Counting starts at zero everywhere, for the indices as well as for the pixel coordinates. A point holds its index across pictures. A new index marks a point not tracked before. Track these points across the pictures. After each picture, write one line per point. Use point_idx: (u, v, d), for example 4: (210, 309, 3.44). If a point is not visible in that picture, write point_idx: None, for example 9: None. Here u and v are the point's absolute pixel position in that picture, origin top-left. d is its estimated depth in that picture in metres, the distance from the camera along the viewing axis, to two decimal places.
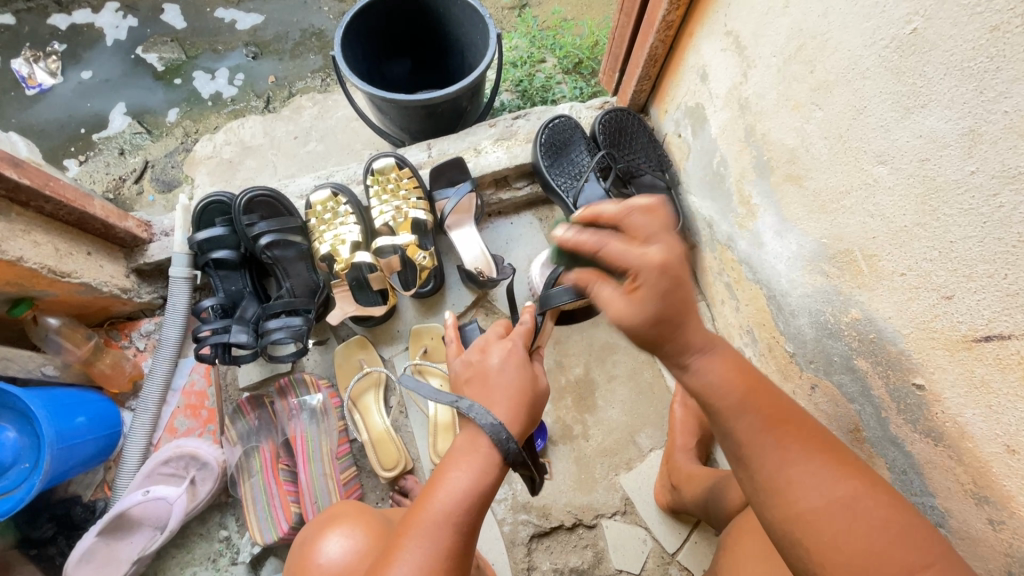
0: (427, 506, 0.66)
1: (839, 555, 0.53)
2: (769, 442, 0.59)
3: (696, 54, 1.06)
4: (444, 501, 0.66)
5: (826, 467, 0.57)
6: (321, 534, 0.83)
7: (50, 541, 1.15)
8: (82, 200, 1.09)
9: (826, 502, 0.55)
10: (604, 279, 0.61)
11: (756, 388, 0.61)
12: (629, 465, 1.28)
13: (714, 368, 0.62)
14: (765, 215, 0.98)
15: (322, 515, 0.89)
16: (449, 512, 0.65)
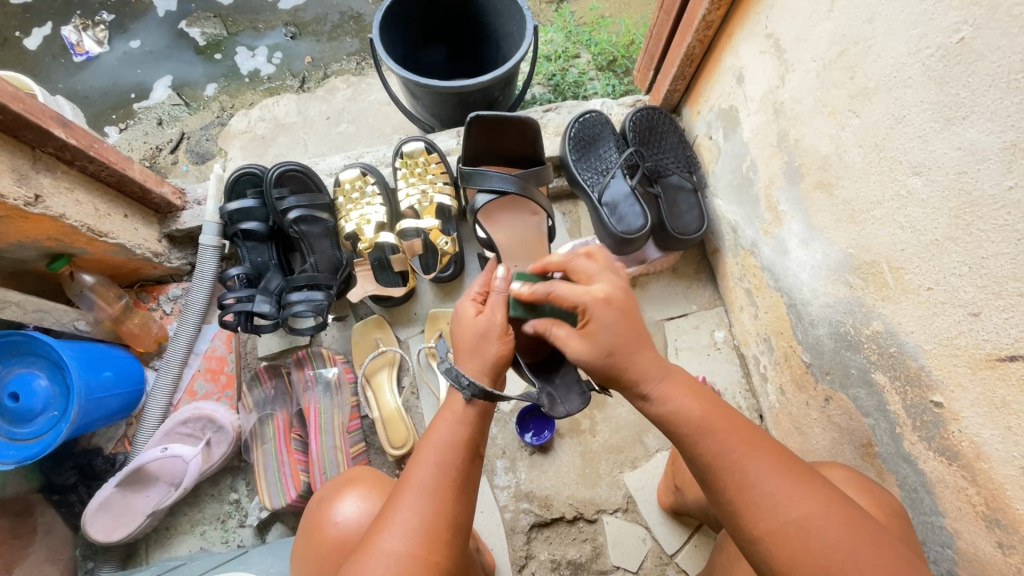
0: (414, 462, 0.70)
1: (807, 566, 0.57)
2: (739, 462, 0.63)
3: (733, 57, 1.04)
4: (430, 453, 0.70)
5: (782, 484, 0.60)
6: (337, 494, 0.85)
7: (71, 489, 1.20)
8: (122, 163, 1.13)
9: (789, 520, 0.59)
10: (559, 324, 0.74)
11: (713, 411, 0.67)
12: (634, 464, 1.28)
13: (674, 397, 0.68)
14: (791, 223, 0.98)
15: (339, 476, 0.91)
16: (439, 463, 0.69)
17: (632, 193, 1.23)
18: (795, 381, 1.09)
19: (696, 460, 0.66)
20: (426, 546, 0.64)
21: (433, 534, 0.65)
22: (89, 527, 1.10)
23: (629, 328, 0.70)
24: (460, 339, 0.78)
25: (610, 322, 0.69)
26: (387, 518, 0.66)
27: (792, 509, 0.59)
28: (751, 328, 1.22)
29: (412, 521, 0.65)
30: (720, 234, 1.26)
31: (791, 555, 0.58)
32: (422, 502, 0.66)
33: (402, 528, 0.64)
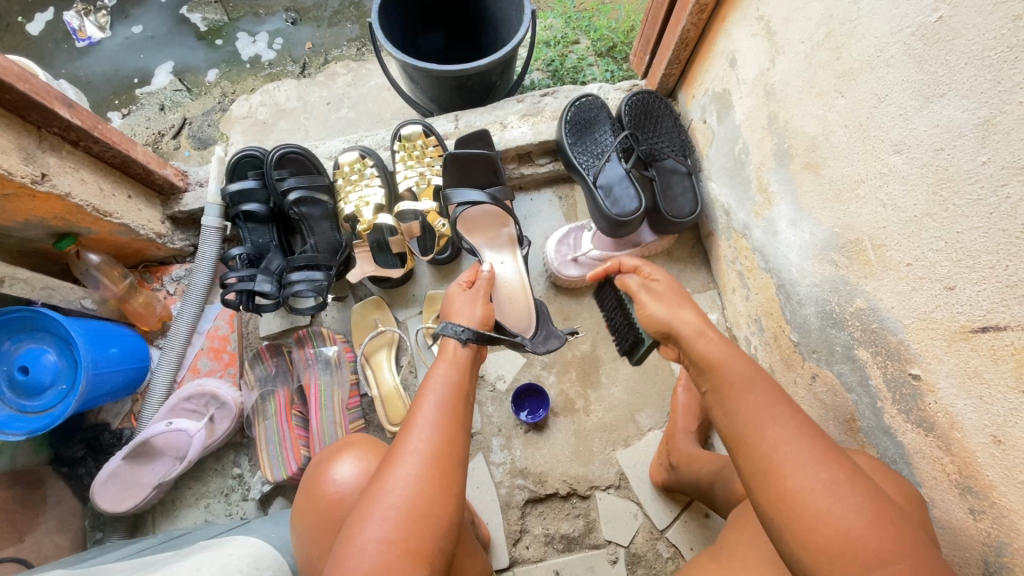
0: (419, 404, 0.78)
1: (820, 535, 0.58)
2: (774, 427, 0.66)
3: (726, 39, 1.05)
4: (437, 393, 0.79)
5: (813, 454, 0.62)
6: (335, 458, 0.88)
7: (80, 462, 1.23)
8: (126, 145, 1.15)
9: (812, 487, 0.60)
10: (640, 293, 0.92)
11: (760, 382, 0.72)
12: (627, 442, 1.31)
13: (727, 365, 0.76)
14: (781, 204, 1.00)
15: (338, 440, 0.93)
16: (438, 404, 0.77)
17: (627, 175, 1.24)
18: (784, 360, 1.12)
19: (740, 422, 0.69)
20: (435, 472, 0.71)
21: (444, 462, 0.72)
22: (97, 497, 1.14)
23: (682, 300, 0.89)
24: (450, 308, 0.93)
25: (676, 291, 0.91)
26: (401, 453, 0.72)
27: (814, 476, 0.60)
28: (743, 309, 1.25)
29: (425, 451, 0.72)
30: (713, 217, 1.27)
31: (800, 518, 0.59)
32: (431, 434, 0.74)
33: (416, 457, 0.71)
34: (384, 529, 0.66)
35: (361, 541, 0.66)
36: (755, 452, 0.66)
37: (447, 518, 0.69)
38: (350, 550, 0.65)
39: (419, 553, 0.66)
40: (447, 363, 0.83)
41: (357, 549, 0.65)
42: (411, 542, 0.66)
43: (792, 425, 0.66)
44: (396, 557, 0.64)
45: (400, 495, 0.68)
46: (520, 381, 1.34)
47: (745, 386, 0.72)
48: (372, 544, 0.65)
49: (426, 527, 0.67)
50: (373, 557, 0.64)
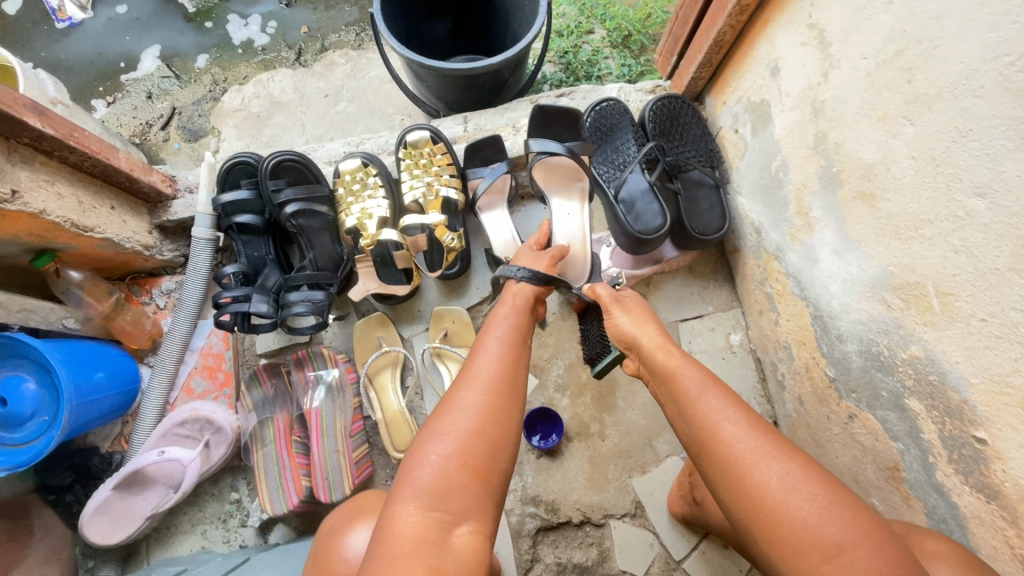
0: (488, 334, 0.80)
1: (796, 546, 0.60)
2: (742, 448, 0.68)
3: (769, 45, 0.94)
4: (505, 329, 0.81)
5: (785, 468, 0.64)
6: (349, 525, 0.82)
7: (67, 489, 1.17)
8: (107, 152, 1.05)
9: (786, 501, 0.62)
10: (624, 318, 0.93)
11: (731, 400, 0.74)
12: (643, 469, 1.25)
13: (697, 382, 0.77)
14: (823, 231, 0.91)
15: (348, 506, 0.89)
16: (506, 339, 0.79)
17: (650, 189, 1.15)
18: (816, 393, 1.05)
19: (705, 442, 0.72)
20: (504, 395, 0.72)
21: (513, 387, 0.74)
22: (87, 529, 1.08)
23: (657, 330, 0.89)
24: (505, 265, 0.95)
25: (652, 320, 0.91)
26: (470, 378, 0.73)
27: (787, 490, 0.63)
28: (771, 334, 1.18)
29: (496, 376, 0.73)
30: (742, 234, 1.19)
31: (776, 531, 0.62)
32: (499, 361, 0.75)
33: (487, 381, 0.73)
34: (455, 445, 0.67)
35: (429, 456, 0.66)
36: (727, 473, 0.67)
37: (511, 442, 0.70)
38: (420, 460, 0.66)
39: (482, 471, 0.67)
40: (513, 303, 0.87)
41: (426, 462, 0.66)
42: (478, 460, 0.67)
43: (764, 447, 0.67)
44: (463, 473, 0.65)
45: (470, 413, 0.69)
46: (532, 403, 1.28)
47: (714, 403, 0.73)
48: (442, 457, 0.66)
49: (493, 449, 0.68)
50: (441, 471, 0.65)
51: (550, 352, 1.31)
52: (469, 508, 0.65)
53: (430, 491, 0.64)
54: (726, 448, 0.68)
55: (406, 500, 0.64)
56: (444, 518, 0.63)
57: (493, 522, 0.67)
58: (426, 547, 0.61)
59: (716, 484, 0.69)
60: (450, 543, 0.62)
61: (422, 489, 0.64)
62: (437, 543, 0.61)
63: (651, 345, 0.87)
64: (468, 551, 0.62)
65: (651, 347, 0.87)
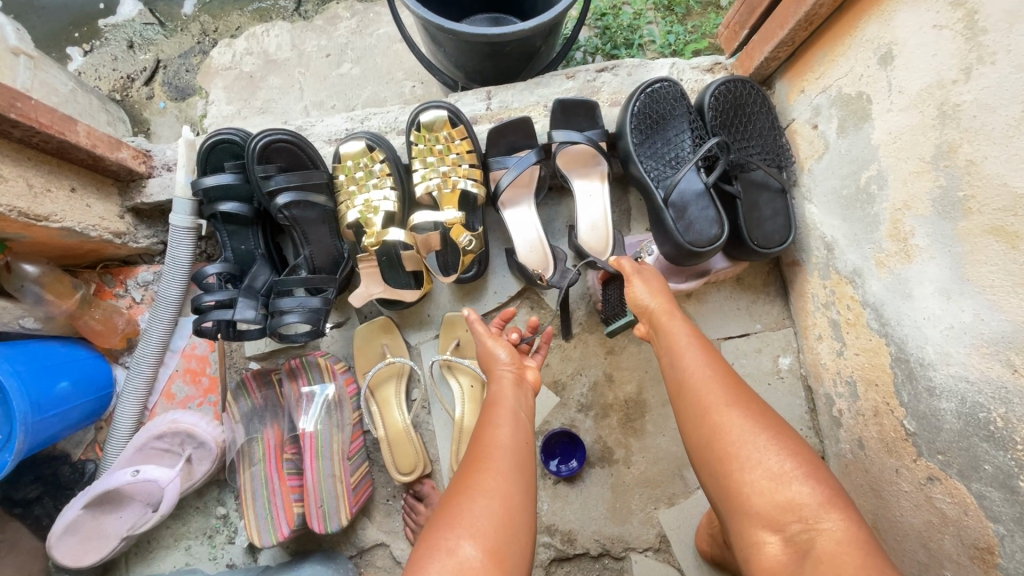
0: (496, 404, 0.73)
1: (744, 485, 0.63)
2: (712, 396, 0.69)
3: (883, 25, 0.76)
4: (509, 397, 0.74)
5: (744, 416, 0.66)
6: None
7: (36, 501, 1.06)
8: (61, 125, 0.88)
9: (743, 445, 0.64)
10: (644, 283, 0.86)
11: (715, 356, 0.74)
12: (671, 501, 1.13)
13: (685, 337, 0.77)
14: (928, 263, 0.75)
15: None
16: (512, 408, 0.73)
17: (706, 191, 0.98)
18: (884, 440, 0.91)
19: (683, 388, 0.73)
20: (517, 467, 0.65)
21: (524, 458, 0.67)
22: (55, 550, 0.98)
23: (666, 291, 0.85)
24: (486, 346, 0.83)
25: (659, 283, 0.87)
26: (483, 455, 0.66)
27: (744, 433, 0.64)
28: (830, 364, 1.03)
29: (507, 450, 0.66)
30: (806, 247, 1.02)
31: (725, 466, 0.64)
32: (509, 429, 0.69)
33: (501, 455, 0.65)
34: (475, 528, 0.58)
35: (445, 543, 0.57)
36: (692, 418, 0.70)
37: (527, 523, 0.62)
38: (436, 549, 0.57)
39: (500, 553, 0.58)
40: (517, 367, 0.80)
41: (442, 551, 0.57)
42: (496, 541, 0.58)
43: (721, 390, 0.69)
44: (483, 559, 0.56)
45: (489, 495, 0.61)
46: (551, 423, 1.15)
47: (694, 353, 0.74)
48: (462, 543, 0.57)
49: (508, 524, 0.60)
50: (461, 557, 0.56)
51: (574, 367, 1.17)
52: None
53: None
54: (697, 393, 0.70)
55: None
56: None
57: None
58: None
59: (682, 427, 0.72)
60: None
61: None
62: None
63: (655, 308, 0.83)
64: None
65: (659, 311, 0.83)
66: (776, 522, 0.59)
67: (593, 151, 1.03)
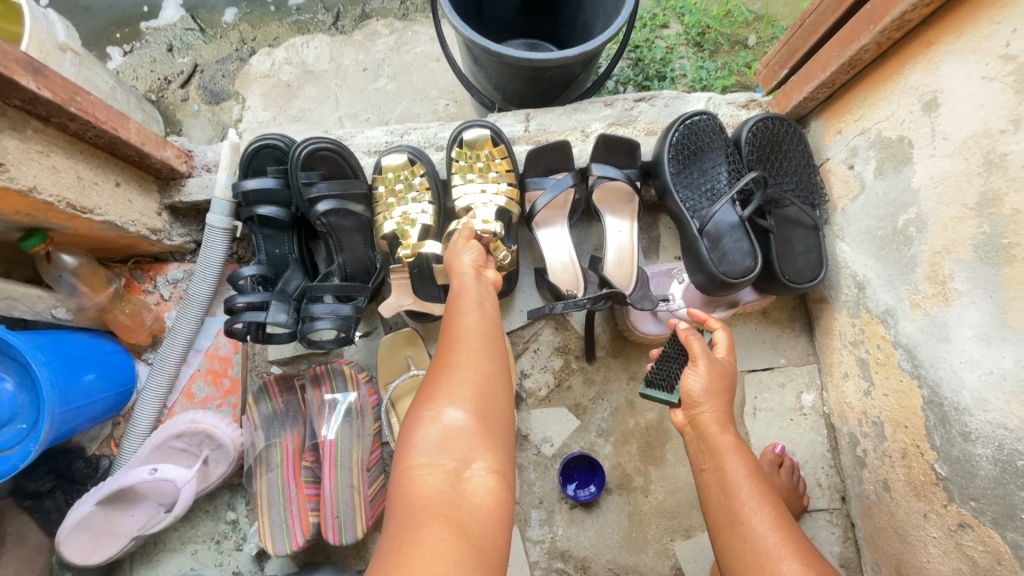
0: (459, 295, 0.74)
1: None
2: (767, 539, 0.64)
3: (928, 73, 0.77)
4: (472, 289, 0.75)
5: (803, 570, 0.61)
6: None
7: (46, 495, 1.04)
8: (115, 122, 0.90)
9: None
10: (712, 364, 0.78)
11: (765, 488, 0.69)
12: (688, 533, 1.11)
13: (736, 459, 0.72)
14: (969, 308, 0.75)
15: None
16: (478, 302, 0.73)
17: (740, 224, 0.99)
18: (912, 484, 0.90)
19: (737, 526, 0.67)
20: (492, 347, 0.68)
21: (493, 339, 0.69)
22: (64, 546, 0.96)
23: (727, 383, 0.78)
24: (453, 250, 0.84)
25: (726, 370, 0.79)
26: (454, 334, 0.68)
27: None
28: (856, 403, 1.02)
29: (479, 330, 0.69)
30: (836, 285, 1.03)
31: None
32: (479, 316, 0.71)
33: (476, 338, 0.68)
34: (456, 395, 0.62)
35: (428, 413, 0.61)
36: (747, 564, 0.64)
37: (505, 386, 0.66)
38: (421, 419, 0.61)
39: (484, 414, 0.62)
40: (477, 265, 0.81)
41: (427, 420, 0.61)
42: (479, 404, 0.62)
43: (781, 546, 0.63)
44: (467, 421, 0.61)
45: (466, 369, 0.64)
46: (570, 446, 1.14)
47: (751, 488, 0.69)
48: (445, 410, 0.61)
49: (490, 392, 0.64)
50: (445, 423, 0.60)
51: (596, 391, 1.16)
52: (479, 448, 0.60)
53: (434, 445, 0.59)
54: (754, 541, 0.65)
55: (413, 458, 0.59)
56: (452, 466, 0.58)
57: (507, 463, 0.62)
58: (447, 502, 0.56)
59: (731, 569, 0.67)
60: (467, 488, 0.57)
61: (426, 444, 0.59)
62: (452, 492, 0.56)
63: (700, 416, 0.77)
64: (491, 500, 0.58)
65: (707, 419, 0.76)
66: None
67: (628, 188, 1.07)
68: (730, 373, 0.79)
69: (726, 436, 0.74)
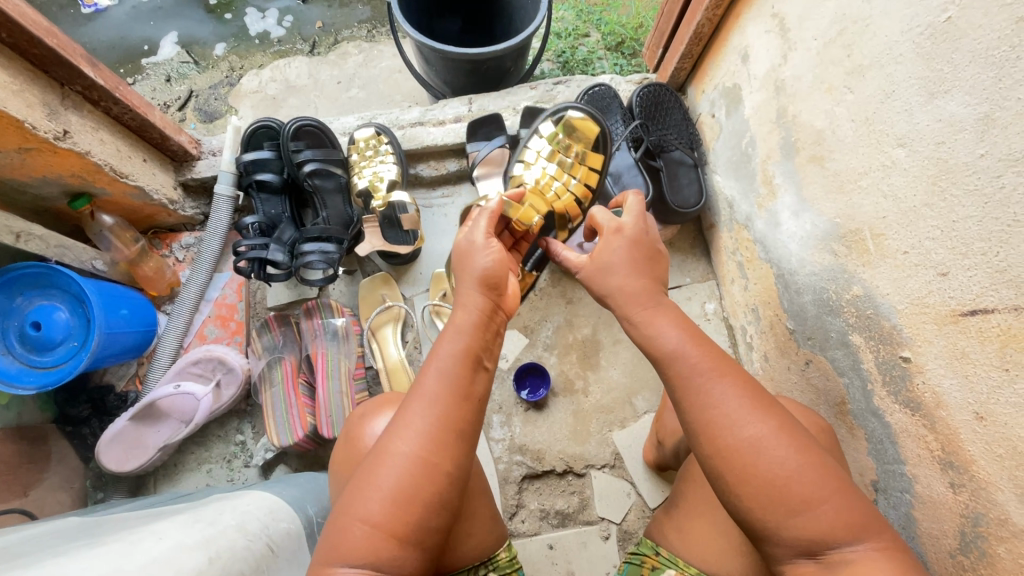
0: (427, 362, 0.71)
1: (760, 491, 0.63)
2: (720, 398, 0.68)
3: (739, 35, 1.10)
4: (454, 343, 0.72)
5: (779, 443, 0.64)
6: (370, 418, 0.84)
7: (85, 422, 1.25)
8: (145, 108, 1.16)
9: (781, 474, 0.63)
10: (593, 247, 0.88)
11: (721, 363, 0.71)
12: (623, 424, 1.35)
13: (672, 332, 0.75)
14: (785, 196, 1.03)
15: (371, 401, 0.89)
16: (451, 373, 0.69)
17: (634, 165, 1.30)
18: (778, 348, 1.15)
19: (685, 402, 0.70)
20: (448, 432, 0.67)
21: (447, 425, 0.67)
22: (102, 456, 1.16)
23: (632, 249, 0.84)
24: (469, 244, 0.81)
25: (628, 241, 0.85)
26: (399, 420, 0.67)
27: (754, 429, 0.65)
28: (741, 300, 1.29)
29: (431, 417, 0.67)
30: (716, 209, 1.32)
31: (742, 476, 0.64)
32: (436, 404, 0.67)
33: (421, 434, 0.66)
34: (375, 504, 0.63)
35: (356, 515, 0.63)
36: (709, 428, 0.67)
37: (454, 473, 0.66)
38: (346, 521, 0.63)
39: (407, 522, 0.63)
40: (495, 301, 0.78)
41: (355, 524, 0.62)
42: (404, 508, 0.63)
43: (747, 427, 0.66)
44: (389, 530, 0.62)
45: (395, 466, 0.64)
46: (522, 361, 1.39)
47: (717, 382, 0.69)
48: (369, 517, 0.62)
49: (421, 490, 0.64)
50: (369, 522, 0.62)
51: (541, 315, 1.42)
52: (402, 550, 0.62)
53: (359, 549, 0.61)
54: (713, 417, 0.67)
55: (340, 552, 0.62)
56: (378, 565, 0.61)
57: (432, 541, 0.65)
58: None
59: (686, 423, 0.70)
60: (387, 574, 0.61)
61: (351, 544, 0.62)
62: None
63: (626, 305, 0.81)
64: None
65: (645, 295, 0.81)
66: (808, 548, 0.62)
67: None
68: (624, 256, 0.83)
69: (655, 321, 0.77)
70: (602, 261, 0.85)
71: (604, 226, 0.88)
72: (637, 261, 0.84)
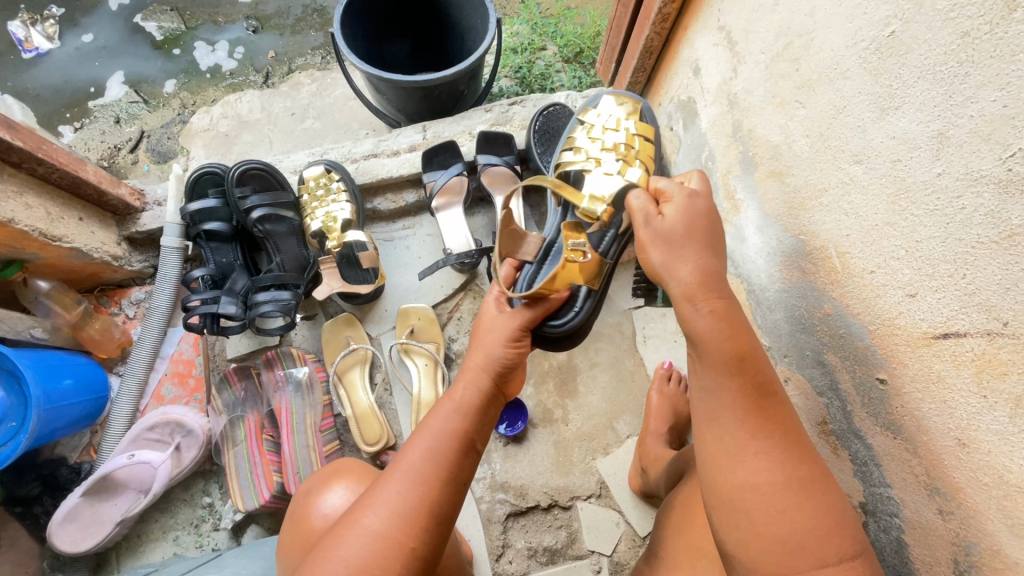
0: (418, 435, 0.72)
1: (765, 531, 0.58)
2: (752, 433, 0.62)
3: (689, 48, 1.07)
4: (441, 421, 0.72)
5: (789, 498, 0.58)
6: (325, 487, 0.84)
7: (36, 500, 1.17)
8: (74, 165, 1.10)
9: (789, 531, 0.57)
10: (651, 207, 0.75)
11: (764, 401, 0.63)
12: (607, 450, 1.30)
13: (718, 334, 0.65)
14: (747, 211, 1.00)
15: (325, 469, 0.90)
16: (432, 449, 0.70)
17: None
18: None
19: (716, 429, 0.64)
20: (417, 513, 0.66)
21: (422, 507, 0.66)
22: (55, 537, 1.09)
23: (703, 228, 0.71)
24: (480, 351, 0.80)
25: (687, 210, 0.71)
26: (376, 489, 0.68)
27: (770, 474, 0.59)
28: None
29: (408, 496, 0.66)
30: None
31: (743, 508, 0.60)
32: (411, 479, 0.67)
33: (389, 506, 0.66)
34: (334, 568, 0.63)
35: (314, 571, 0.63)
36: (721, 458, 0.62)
37: (415, 552, 0.64)
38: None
39: None
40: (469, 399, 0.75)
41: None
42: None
43: (777, 470, 0.59)
44: None
45: (362, 538, 0.64)
46: None
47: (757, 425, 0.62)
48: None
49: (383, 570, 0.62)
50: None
51: None
52: None
53: None
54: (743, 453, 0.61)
55: None
56: None
57: None
58: None
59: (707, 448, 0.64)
60: None
61: None
62: None
63: (685, 290, 0.68)
64: None
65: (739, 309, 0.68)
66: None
67: (509, 172, 1.30)
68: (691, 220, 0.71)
69: (707, 319, 0.66)
70: (663, 226, 0.72)
71: (667, 192, 0.75)
72: (695, 230, 0.70)
